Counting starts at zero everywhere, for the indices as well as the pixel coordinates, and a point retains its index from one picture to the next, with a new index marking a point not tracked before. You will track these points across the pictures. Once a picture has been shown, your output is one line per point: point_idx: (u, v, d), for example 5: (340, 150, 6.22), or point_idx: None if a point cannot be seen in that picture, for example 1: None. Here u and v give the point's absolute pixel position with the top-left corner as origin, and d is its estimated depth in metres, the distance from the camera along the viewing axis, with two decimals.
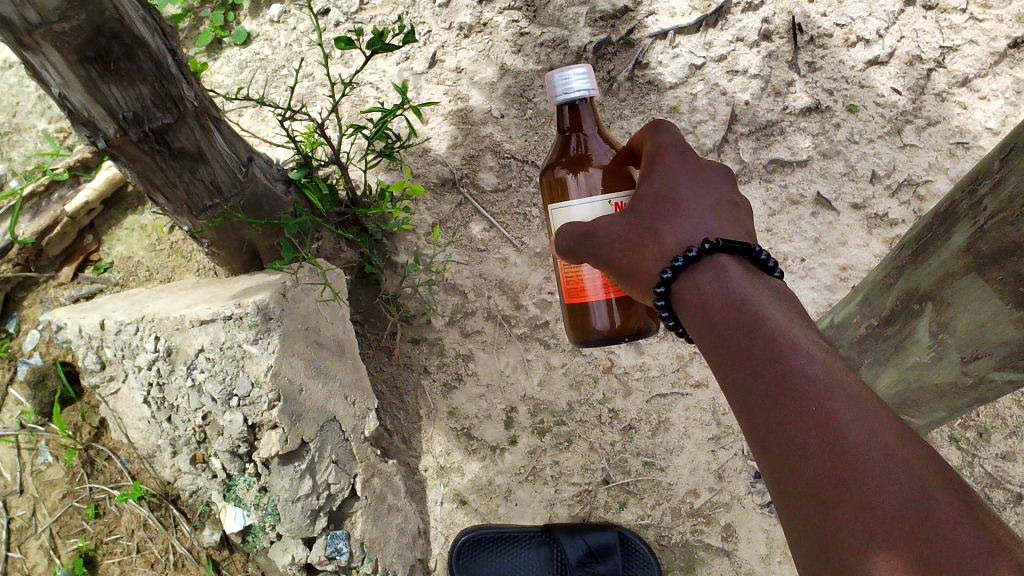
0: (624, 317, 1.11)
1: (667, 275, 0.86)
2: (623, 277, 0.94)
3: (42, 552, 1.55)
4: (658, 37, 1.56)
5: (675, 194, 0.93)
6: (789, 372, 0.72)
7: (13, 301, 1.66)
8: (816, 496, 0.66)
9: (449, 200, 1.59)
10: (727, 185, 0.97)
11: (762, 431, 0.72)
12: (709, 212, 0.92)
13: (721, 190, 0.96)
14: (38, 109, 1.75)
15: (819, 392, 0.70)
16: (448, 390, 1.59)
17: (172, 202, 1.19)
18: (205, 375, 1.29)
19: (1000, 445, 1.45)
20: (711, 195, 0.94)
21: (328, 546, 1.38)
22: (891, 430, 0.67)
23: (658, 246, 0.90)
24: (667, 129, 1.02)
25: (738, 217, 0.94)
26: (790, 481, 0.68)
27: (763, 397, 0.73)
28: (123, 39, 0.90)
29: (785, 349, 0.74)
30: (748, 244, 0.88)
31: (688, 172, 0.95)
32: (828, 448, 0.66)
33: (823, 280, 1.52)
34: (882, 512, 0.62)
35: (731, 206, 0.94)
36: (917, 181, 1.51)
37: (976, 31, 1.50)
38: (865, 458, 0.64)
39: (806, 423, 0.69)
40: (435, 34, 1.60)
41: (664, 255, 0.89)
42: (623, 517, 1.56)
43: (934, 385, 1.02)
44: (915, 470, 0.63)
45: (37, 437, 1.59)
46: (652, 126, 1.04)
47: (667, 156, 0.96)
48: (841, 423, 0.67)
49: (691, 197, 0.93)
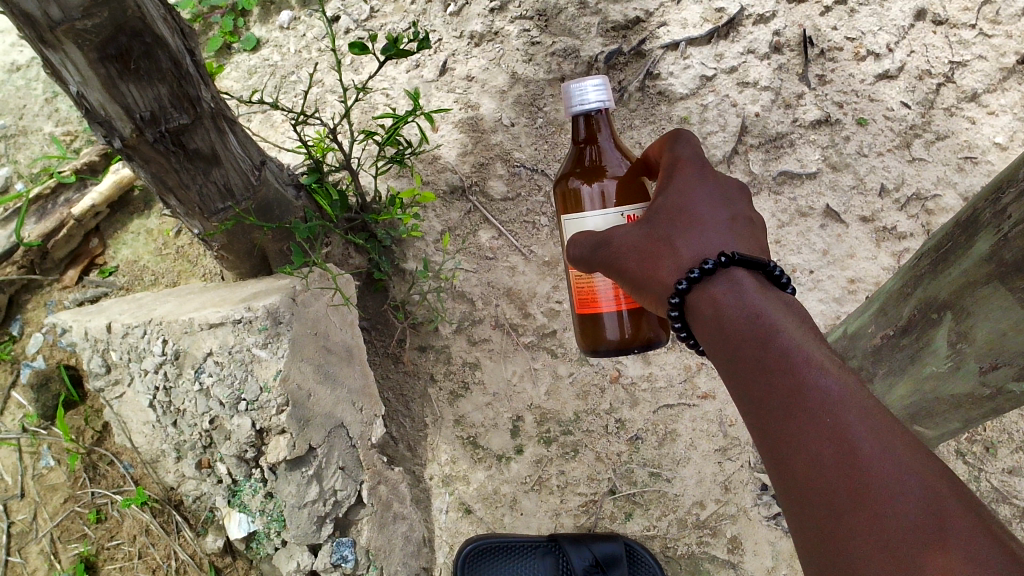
0: (635, 327, 1.10)
1: (682, 285, 0.86)
2: (638, 286, 0.94)
3: (42, 557, 1.52)
4: (670, 48, 1.56)
5: (689, 207, 0.93)
6: (802, 384, 0.72)
7: (17, 304, 1.65)
8: (830, 508, 0.65)
9: (458, 208, 1.59)
10: (743, 201, 0.97)
11: (776, 444, 0.72)
12: (726, 226, 0.92)
13: (739, 206, 0.95)
14: (45, 112, 1.74)
15: (834, 404, 0.69)
16: (455, 398, 1.59)
17: (184, 204, 1.19)
18: (213, 378, 1.28)
19: (1006, 459, 1.45)
20: (728, 209, 0.94)
21: (334, 553, 1.38)
22: (908, 445, 0.66)
23: (673, 256, 0.90)
24: (686, 140, 1.01)
25: (753, 232, 0.94)
26: (806, 493, 0.68)
27: (776, 410, 0.73)
28: (143, 38, 0.90)
29: (799, 361, 0.74)
30: (763, 259, 0.88)
31: (706, 184, 0.95)
32: (842, 460, 0.66)
33: (831, 292, 1.54)
34: (896, 521, 0.61)
35: (747, 221, 0.94)
36: (925, 195, 1.52)
37: (985, 47, 1.50)
38: (881, 471, 0.64)
39: (820, 434, 0.68)
40: (445, 42, 1.61)
41: (679, 266, 0.89)
42: (629, 528, 1.56)
43: (950, 397, 1.02)
44: (930, 481, 0.63)
45: (39, 440, 1.57)
46: (671, 136, 1.03)
47: (685, 168, 0.96)
48: (856, 436, 0.66)
49: (706, 210, 0.93)
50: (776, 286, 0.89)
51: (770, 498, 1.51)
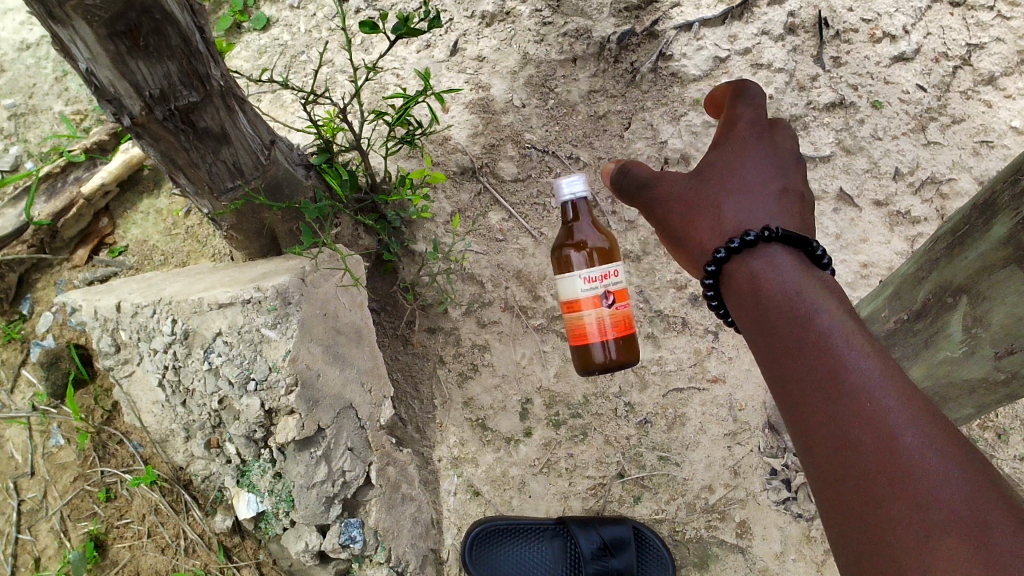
0: (619, 353, 1.22)
1: (722, 253, 0.90)
2: (685, 244, 0.99)
3: (53, 534, 1.53)
4: (682, 29, 1.55)
5: (739, 171, 0.97)
6: (840, 367, 0.74)
7: (27, 283, 1.66)
8: (866, 488, 0.67)
9: (468, 189, 1.59)
10: (796, 173, 1.00)
11: (811, 423, 0.74)
12: (774, 200, 0.95)
13: (790, 179, 0.98)
14: (55, 91, 1.74)
15: (872, 389, 0.71)
16: (463, 380, 1.59)
17: (194, 183, 1.18)
18: (222, 358, 1.28)
19: (1019, 446, 1.44)
20: (778, 180, 0.98)
21: (342, 533, 1.38)
22: (947, 432, 0.68)
23: (718, 222, 0.95)
24: (750, 97, 1.04)
25: (800, 208, 0.97)
26: (839, 471, 0.70)
27: (813, 391, 0.75)
28: (153, 15, 0.89)
29: (837, 343, 0.76)
30: (806, 238, 0.91)
31: (759, 153, 0.99)
32: (880, 442, 0.68)
33: (845, 277, 1.52)
34: (935, 508, 0.63)
35: (797, 196, 0.97)
36: (940, 179, 1.50)
37: (1003, 29, 1.49)
38: (920, 457, 0.66)
39: (857, 416, 0.70)
40: (457, 22, 1.60)
41: (723, 233, 0.94)
42: (637, 512, 1.56)
43: (964, 383, 1.00)
44: (968, 471, 0.64)
45: (48, 419, 1.57)
46: (736, 87, 1.06)
47: (741, 131, 1.01)
48: (895, 420, 0.68)
49: (758, 174, 0.97)
50: (817, 266, 0.91)
51: (779, 483, 1.50)
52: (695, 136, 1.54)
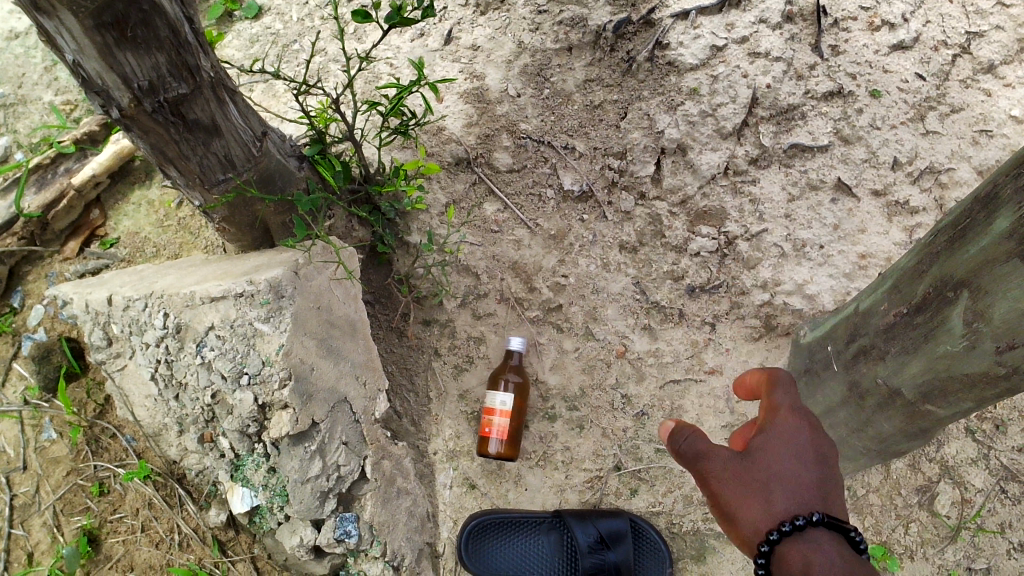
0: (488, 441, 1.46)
1: (773, 535, 0.88)
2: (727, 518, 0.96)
3: (46, 530, 1.47)
4: (680, 18, 1.56)
5: (782, 475, 0.94)
6: None
7: (17, 275, 1.65)
8: None
9: (463, 179, 1.59)
10: (834, 463, 0.98)
11: None
12: (820, 493, 0.94)
13: (831, 473, 0.97)
14: (44, 81, 1.73)
15: None
16: (459, 372, 1.58)
17: (185, 175, 1.16)
18: (214, 352, 1.26)
19: (1017, 437, 1.44)
20: (817, 468, 0.96)
21: (337, 528, 1.37)
22: None
23: (765, 505, 0.92)
24: (785, 386, 1.03)
25: (843, 508, 0.95)
26: None
27: None
28: (141, 5, 0.87)
29: None
30: (847, 524, 0.90)
31: (799, 439, 0.97)
32: None
33: (842, 267, 1.48)
34: None
35: (836, 489, 0.96)
36: (939, 169, 1.49)
37: (1002, 17, 1.55)
38: None
39: None
40: (450, 11, 1.67)
41: (770, 516, 0.91)
42: (634, 504, 1.53)
43: (964, 377, 0.96)
44: None
45: (41, 413, 1.55)
46: (768, 374, 1.05)
47: (786, 417, 0.99)
48: None
49: (800, 476, 0.94)
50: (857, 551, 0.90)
51: None
52: (692, 126, 1.52)
